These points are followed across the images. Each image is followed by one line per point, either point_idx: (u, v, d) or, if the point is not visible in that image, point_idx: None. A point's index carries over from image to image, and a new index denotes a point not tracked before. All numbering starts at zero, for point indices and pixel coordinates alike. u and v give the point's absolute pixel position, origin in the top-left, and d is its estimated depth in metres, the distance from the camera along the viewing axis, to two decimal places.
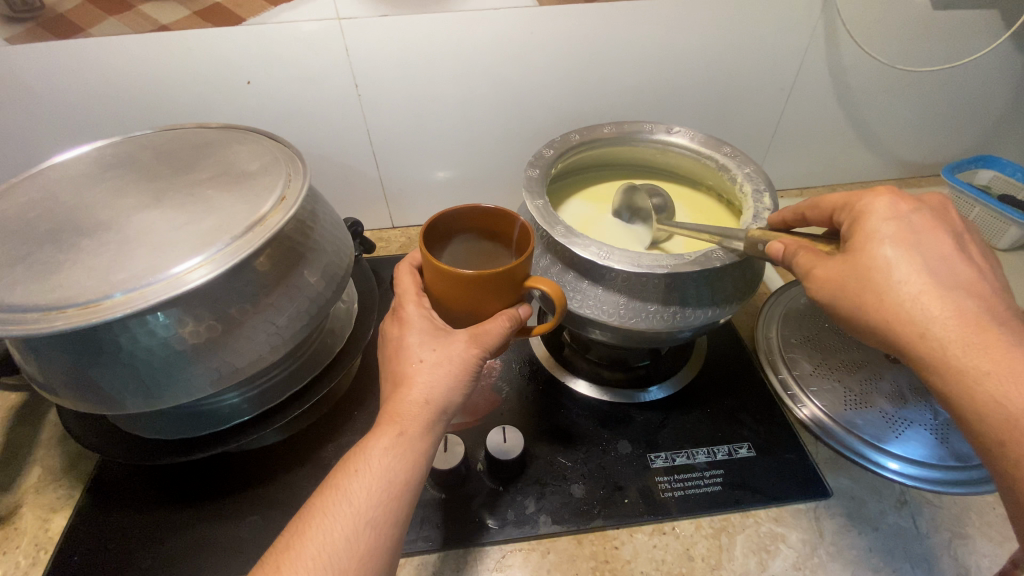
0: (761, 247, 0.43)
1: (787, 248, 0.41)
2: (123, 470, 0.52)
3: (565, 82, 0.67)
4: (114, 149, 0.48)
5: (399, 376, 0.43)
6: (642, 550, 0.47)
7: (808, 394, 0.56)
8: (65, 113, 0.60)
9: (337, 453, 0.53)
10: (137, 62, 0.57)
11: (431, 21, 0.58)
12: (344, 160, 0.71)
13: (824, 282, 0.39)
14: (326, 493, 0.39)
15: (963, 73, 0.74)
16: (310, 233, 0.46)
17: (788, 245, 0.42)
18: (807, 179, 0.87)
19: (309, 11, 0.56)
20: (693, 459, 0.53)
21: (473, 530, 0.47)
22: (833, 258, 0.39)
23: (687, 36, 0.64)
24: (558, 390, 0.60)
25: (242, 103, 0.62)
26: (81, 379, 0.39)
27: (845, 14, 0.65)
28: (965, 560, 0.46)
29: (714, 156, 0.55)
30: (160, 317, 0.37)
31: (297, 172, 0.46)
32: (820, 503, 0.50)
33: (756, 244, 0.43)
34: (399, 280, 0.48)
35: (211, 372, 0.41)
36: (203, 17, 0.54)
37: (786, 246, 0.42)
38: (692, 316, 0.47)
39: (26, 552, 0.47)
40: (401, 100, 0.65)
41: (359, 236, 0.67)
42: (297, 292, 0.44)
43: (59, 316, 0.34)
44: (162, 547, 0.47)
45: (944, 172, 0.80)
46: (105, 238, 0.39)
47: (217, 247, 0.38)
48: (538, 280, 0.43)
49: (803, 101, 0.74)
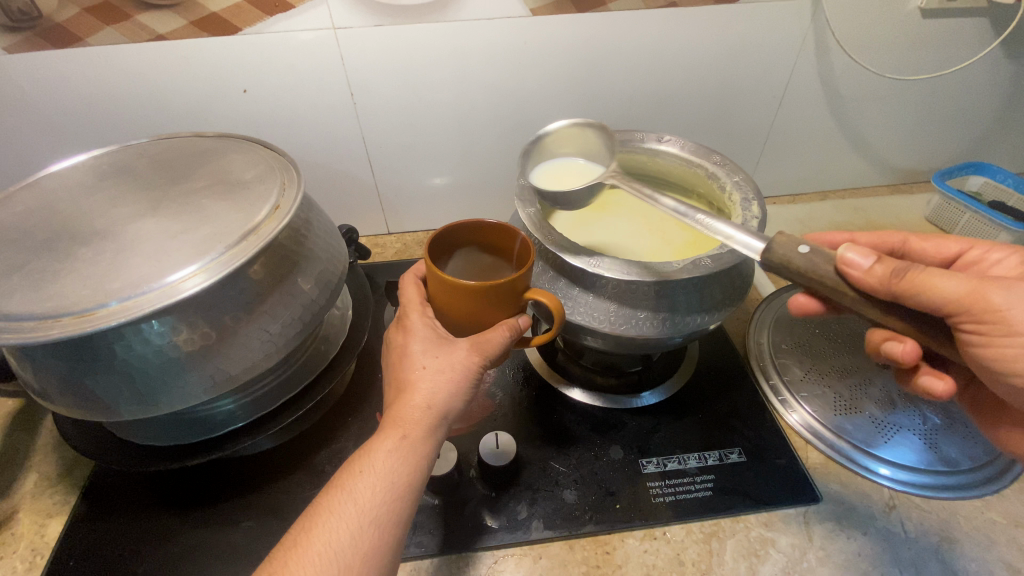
0: (802, 248, 0.38)
1: (881, 263, 0.36)
2: (120, 475, 0.53)
3: (559, 90, 0.67)
4: (112, 158, 0.49)
5: (401, 382, 0.44)
6: (634, 555, 0.47)
7: (798, 400, 0.58)
8: (65, 121, 0.60)
9: (332, 459, 0.54)
10: (136, 71, 0.57)
11: (426, 30, 0.59)
12: (340, 167, 0.72)
13: (999, 295, 0.36)
14: (325, 498, 0.39)
15: (953, 80, 0.75)
16: (304, 241, 0.47)
17: (880, 263, 0.37)
18: (800, 185, 0.88)
19: (305, 20, 0.56)
20: (684, 464, 0.53)
21: (467, 535, 0.48)
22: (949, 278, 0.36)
23: (680, 45, 0.65)
24: (552, 395, 0.60)
25: (239, 111, 0.63)
26: (77, 386, 0.39)
27: (835, 24, 0.65)
28: (954, 564, 0.47)
29: (704, 165, 0.56)
30: (155, 325, 0.38)
31: (292, 180, 0.47)
32: (809, 507, 0.51)
33: (797, 244, 0.39)
34: (404, 289, 0.49)
35: (207, 379, 0.41)
36: (200, 27, 0.55)
37: (878, 261, 0.37)
38: (681, 323, 0.47)
39: (22, 557, 0.47)
40: (397, 108, 0.66)
41: (355, 243, 0.67)
42: (291, 300, 0.44)
43: (56, 324, 0.35)
44: (157, 553, 0.47)
45: (935, 178, 0.81)
46: (101, 247, 0.39)
47: (212, 255, 0.39)
48: (538, 292, 0.44)
49: (795, 109, 0.75)
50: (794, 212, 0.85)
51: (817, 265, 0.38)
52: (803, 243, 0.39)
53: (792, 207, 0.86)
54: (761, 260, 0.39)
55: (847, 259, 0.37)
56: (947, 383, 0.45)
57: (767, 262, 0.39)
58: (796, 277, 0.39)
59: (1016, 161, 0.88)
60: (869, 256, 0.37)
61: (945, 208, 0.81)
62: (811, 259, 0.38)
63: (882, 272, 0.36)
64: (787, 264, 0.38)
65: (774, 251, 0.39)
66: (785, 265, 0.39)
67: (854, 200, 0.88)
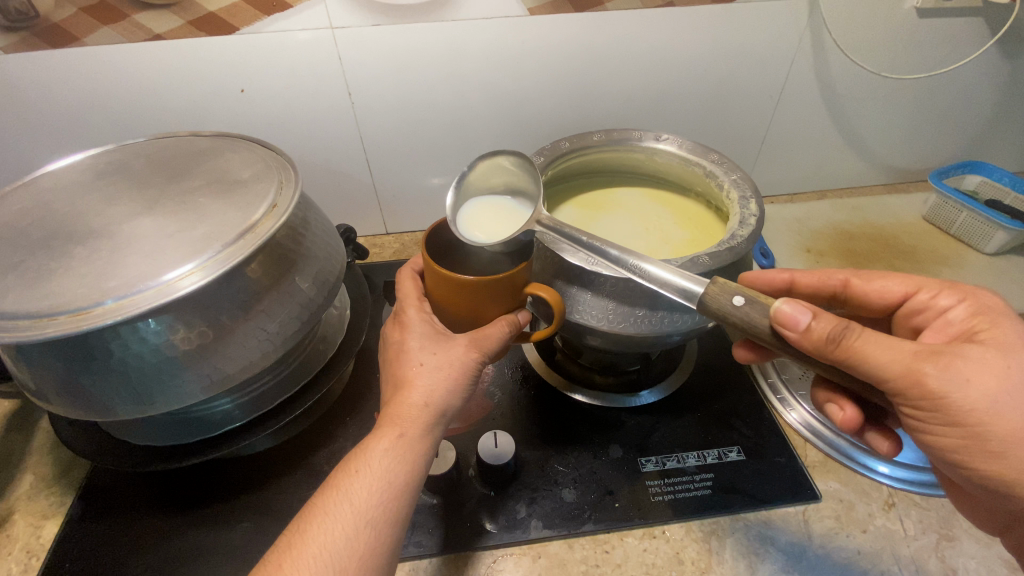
0: (737, 301, 0.37)
1: (819, 321, 0.35)
2: (116, 476, 0.52)
3: (557, 89, 0.67)
4: (108, 157, 0.49)
5: (399, 380, 0.44)
6: (633, 554, 0.47)
7: (797, 398, 0.59)
8: (62, 121, 0.60)
9: (330, 459, 0.53)
10: (133, 70, 0.57)
11: (424, 29, 0.59)
12: (338, 167, 0.72)
13: (938, 377, 0.35)
14: (321, 498, 0.39)
15: (949, 80, 0.75)
16: (301, 240, 0.47)
17: (817, 320, 0.35)
18: (798, 185, 0.88)
19: (302, 20, 0.56)
20: (683, 462, 0.53)
21: (466, 536, 0.47)
22: (886, 342, 0.36)
23: (677, 45, 0.65)
24: (550, 395, 0.60)
25: (237, 110, 0.63)
26: (73, 385, 0.39)
27: (831, 25, 0.66)
28: (953, 562, 0.46)
29: (702, 163, 0.56)
30: (152, 324, 0.37)
31: (289, 179, 0.47)
32: (809, 505, 0.50)
33: (730, 294, 0.38)
34: (400, 285, 0.50)
35: (204, 378, 0.41)
36: (197, 26, 0.55)
37: (816, 318, 0.36)
38: (679, 320, 0.47)
39: (18, 559, 0.47)
40: (395, 107, 0.66)
41: (352, 243, 0.67)
42: (289, 298, 0.44)
43: (51, 323, 0.35)
44: (154, 554, 0.47)
45: (932, 178, 0.81)
46: (97, 246, 0.39)
47: (208, 254, 0.38)
48: (538, 286, 0.43)
49: (792, 108, 0.75)
50: (791, 212, 0.86)
51: (753, 318, 0.37)
52: (737, 293, 0.38)
53: (789, 207, 0.87)
54: (696, 309, 0.39)
55: (785, 316, 0.36)
56: (891, 442, 0.47)
57: (705, 309, 0.38)
58: (732, 328, 0.38)
59: (1012, 161, 0.89)
60: (807, 312, 0.36)
61: (941, 207, 0.82)
62: (745, 311, 0.37)
63: (817, 332, 0.36)
64: (727, 318, 0.38)
65: (707, 304, 0.38)
66: (721, 318, 0.38)
67: (851, 200, 0.88)
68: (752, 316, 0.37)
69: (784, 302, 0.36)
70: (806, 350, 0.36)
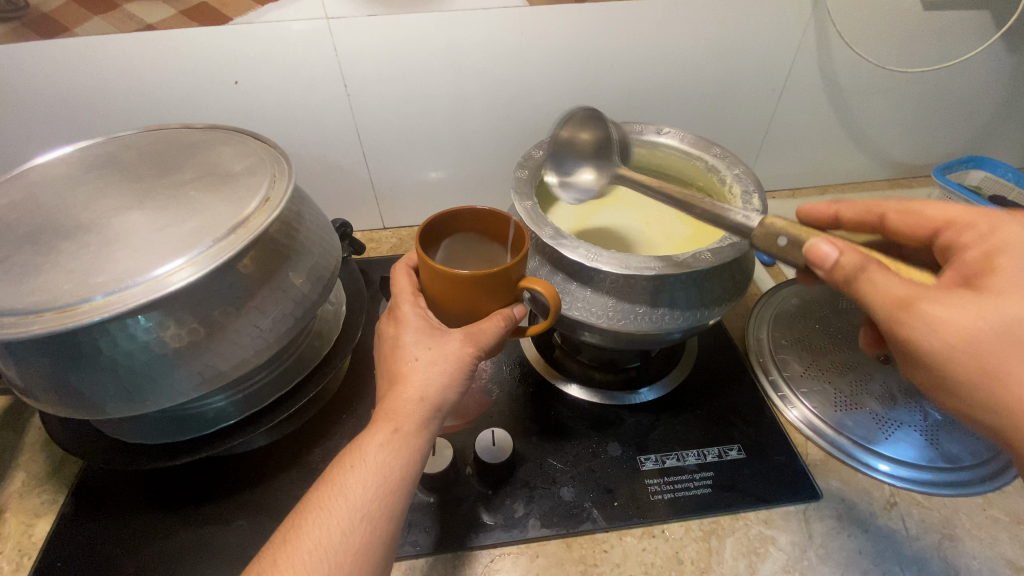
0: (780, 241, 0.38)
1: (846, 257, 0.34)
2: (109, 475, 0.52)
3: (556, 82, 0.66)
4: (98, 150, 0.48)
5: (394, 375, 0.43)
6: (632, 554, 0.46)
7: (798, 396, 0.57)
8: (53, 112, 0.59)
9: (326, 457, 0.53)
10: (124, 61, 0.56)
11: (420, 19, 0.58)
12: (335, 161, 0.71)
13: (913, 318, 0.33)
14: (317, 494, 0.38)
15: (954, 74, 0.74)
16: (295, 234, 0.46)
17: (845, 254, 0.34)
18: (800, 180, 0.87)
19: (297, 11, 0.55)
20: (683, 461, 0.53)
21: (461, 535, 0.47)
22: (900, 290, 0.34)
23: (678, 38, 0.64)
24: (549, 392, 0.59)
25: (230, 102, 0.61)
26: (62, 383, 0.38)
27: (836, 16, 0.65)
28: (954, 562, 0.46)
29: (704, 157, 0.55)
30: (141, 321, 0.37)
31: (282, 173, 0.46)
32: (810, 504, 0.50)
33: (774, 237, 0.38)
34: (395, 280, 0.48)
35: (195, 375, 0.40)
36: (189, 17, 0.54)
37: (843, 253, 0.35)
38: (680, 317, 0.46)
39: (9, 557, 0.46)
40: (392, 100, 0.65)
41: (348, 238, 0.66)
42: (282, 294, 0.44)
43: (36, 320, 0.34)
44: (146, 553, 0.46)
45: (935, 172, 0.80)
46: (85, 241, 0.38)
47: (199, 249, 0.38)
48: (534, 280, 0.42)
49: (795, 102, 0.74)
50: (793, 207, 0.85)
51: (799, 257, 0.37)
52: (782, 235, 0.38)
53: (791, 202, 0.86)
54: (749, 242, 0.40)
55: (813, 251, 0.35)
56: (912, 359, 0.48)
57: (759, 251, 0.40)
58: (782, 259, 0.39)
59: (1016, 156, 0.88)
60: (830, 247, 0.35)
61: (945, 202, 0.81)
62: (785, 251, 0.38)
63: (844, 266, 0.35)
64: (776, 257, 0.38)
65: (756, 244, 0.39)
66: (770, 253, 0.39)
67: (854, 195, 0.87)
68: (792, 256, 0.37)
69: (816, 237, 0.35)
70: (824, 279, 0.36)
